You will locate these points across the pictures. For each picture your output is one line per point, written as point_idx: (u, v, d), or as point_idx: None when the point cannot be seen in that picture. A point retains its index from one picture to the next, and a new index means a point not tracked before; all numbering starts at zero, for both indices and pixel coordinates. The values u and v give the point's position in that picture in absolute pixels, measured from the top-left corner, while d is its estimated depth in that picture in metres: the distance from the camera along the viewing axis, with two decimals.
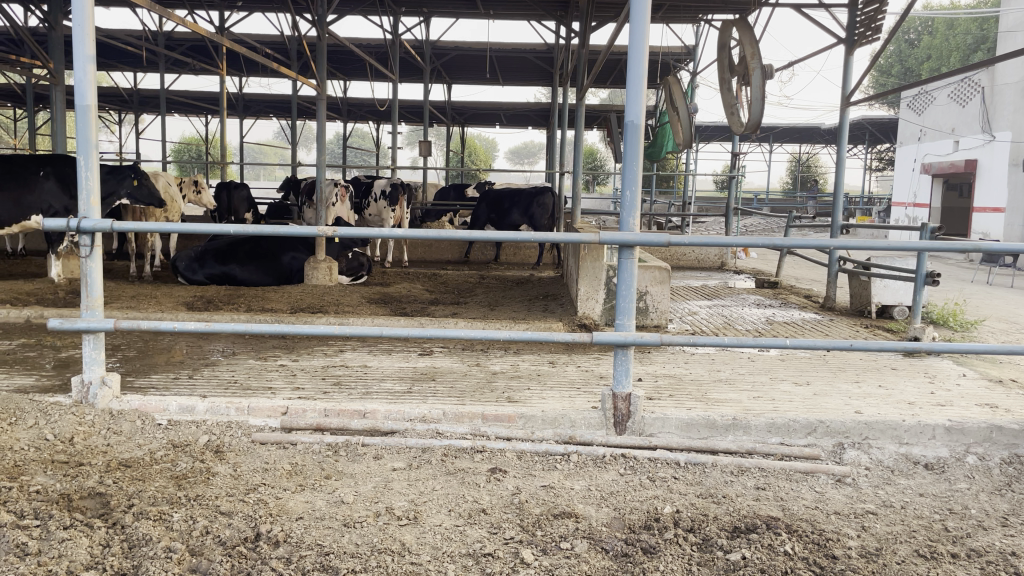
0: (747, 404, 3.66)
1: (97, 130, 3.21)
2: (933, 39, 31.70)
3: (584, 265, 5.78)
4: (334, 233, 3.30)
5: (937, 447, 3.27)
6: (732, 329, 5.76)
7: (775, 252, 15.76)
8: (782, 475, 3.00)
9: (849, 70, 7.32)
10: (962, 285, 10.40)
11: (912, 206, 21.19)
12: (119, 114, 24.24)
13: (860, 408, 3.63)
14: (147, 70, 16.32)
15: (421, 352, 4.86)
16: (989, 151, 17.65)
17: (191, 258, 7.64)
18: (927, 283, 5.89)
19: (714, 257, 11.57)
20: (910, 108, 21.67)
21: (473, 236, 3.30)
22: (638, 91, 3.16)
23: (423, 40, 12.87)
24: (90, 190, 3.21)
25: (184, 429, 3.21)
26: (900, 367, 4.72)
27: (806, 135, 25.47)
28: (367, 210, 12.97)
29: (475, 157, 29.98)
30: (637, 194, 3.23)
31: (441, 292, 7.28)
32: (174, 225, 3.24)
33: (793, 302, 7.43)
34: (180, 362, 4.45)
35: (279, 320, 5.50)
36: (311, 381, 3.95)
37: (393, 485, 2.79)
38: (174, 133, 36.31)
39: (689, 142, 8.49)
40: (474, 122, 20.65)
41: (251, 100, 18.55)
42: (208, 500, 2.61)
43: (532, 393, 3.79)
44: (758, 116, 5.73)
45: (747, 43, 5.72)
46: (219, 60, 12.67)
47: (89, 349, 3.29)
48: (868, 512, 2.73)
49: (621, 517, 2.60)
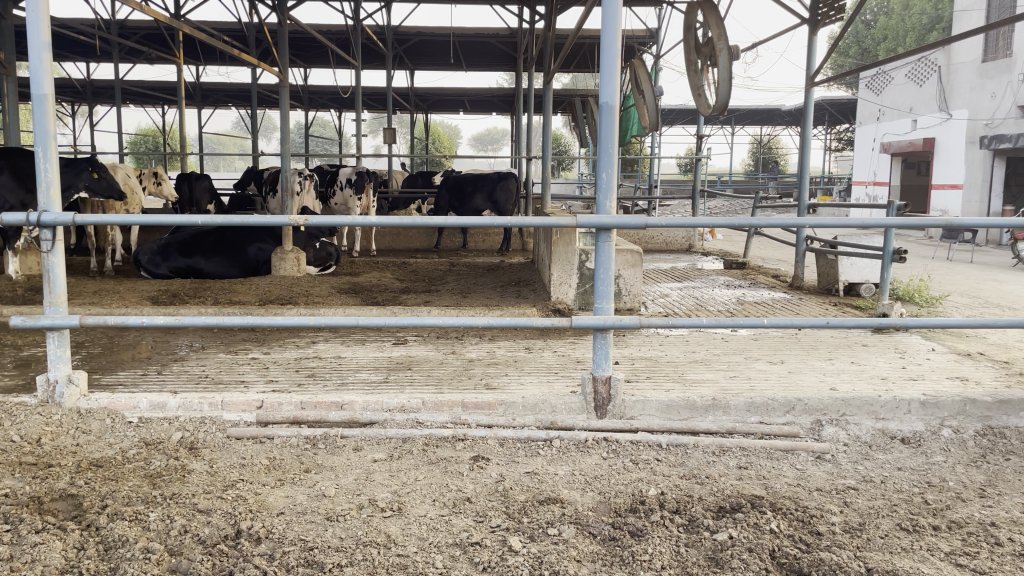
0: (724, 384, 3.68)
1: (55, 119, 3.09)
2: (889, 19, 32.07)
3: (556, 251, 5.76)
4: (305, 223, 3.22)
5: (912, 421, 3.32)
6: (704, 310, 5.80)
7: (740, 233, 15.90)
8: (763, 454, 3.01)
9: (813, 50, 7.35)
10: (924, 262, 10.58)
11: (873, 184, 21.53)
12: (71, 106, 23.57)
13: (835, 385, 3.66)
14: (100, 60, 15.90)
15: (395, 342, 4.81)
16: (946, 130, 17.97)
17: (154, 251, 7.48)
18: (894, 260, 5.95)
19: (682, 239, 11.62)
20: (868, 88, 21.94)
21: (448, 223, 3.25)
22: (612, 73, 3.13)
23: (385, 26, 12.69)
24: (50, 182, 3.09)
25: (157, 426, 3.13)
26: (871, 344, 4.77)
27: (768, 116, 25.69)
28: (332, 199, 12.82)
29: (439, 144, 29.73)
30: (612, 175, 3.20)
31: (412, 280, 7.21)
32: (140, 217, 3.14)
33: (762, 282, 7.48)
34: (148, 358, 4.34)
35: (248, 312, 5.40)
36: (284, 374, 3.89)
37: (375, 476, 2.74)
38: (129, 124, 35.52)
39: (656, 125, 8.48)
40: (437, 108, 20.47)
41: (208, 89, 18.17)
42: (184, 498, 2.54)
43: (510, 379, 3.77)
44: (725, 98, 5.74)
45: (714, 25, 5.72)
46: (175, 49, 12.36)
47: (53, 347, 3.18)
48: (849, 488, 2.75)
49: (607, 501, 2.59)
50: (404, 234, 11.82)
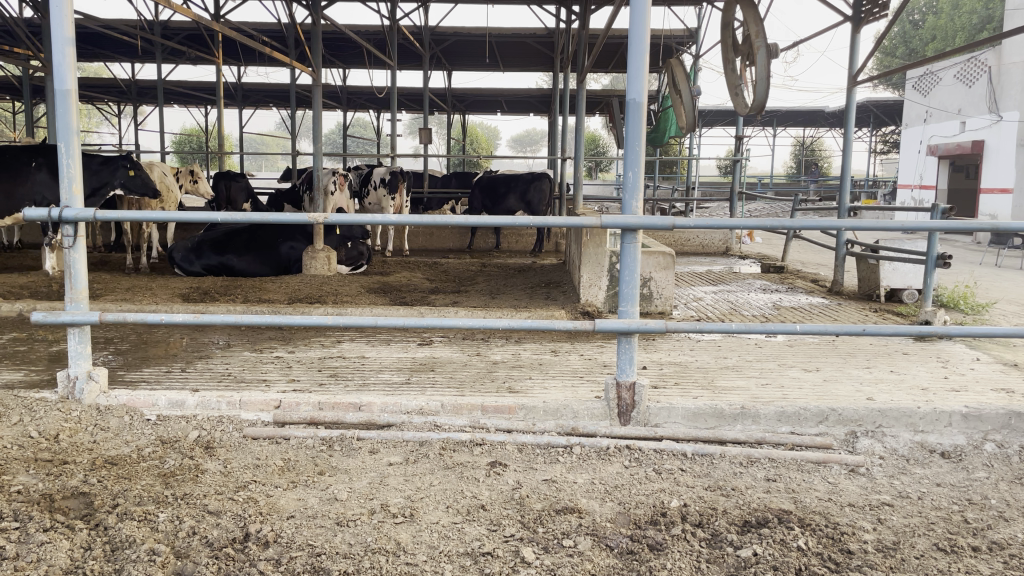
0: (755, 391, 3.55)
1: (78, 115, 3.10)
2: (938, 19, 31.29)
3: (586, 253, 5.66)
4: (324, 220, 3.18)
5: (953, 434, 3.16)
6: (738, 314, 5.65)
7: (780, 237, 15.59)
8: (792, 466, 2.89)
9: (856, 49, 7.15)
10: (971, 268, 10.22)
11: (919, 187, 21.02)
12: (117, 106, 24.00)
13: (871, 395, 3.51)
14: (143, 60, 16.17)
15: (420, 343, 4.75)
16: (996, 132, 17.44)
17: (188, 249, 7.55)
18: (938, 265, 5.73)
19: (719, 241, 11.42)
20: (915, 89, 21.41)
21: (469, 223, 3.17)
22: (640, 69, 3.03)
23: (421, 26, 12.70)
24: (72, 178, 3.10)
25: (174, 424, 3.11)
26: (912, 352, 4.60)
27: (810, 118, 25.20)
28: (367, 199, 12.86)
29: (477, 145, 29.70)
30: (639, 175, 3.09)
31: (442, 281, 7.15)
32: (160, 214, 3.12)
33: (800, 287, 7.29)
34: (174, 354, 4.35)
35: (276, 310, 5.40)
36: (307, 373, 3.85)
37: (389, 481, 2.68)
38: (172, 123, 36.18)
39: (693, 125, 8.32)
40: (475, 109, 20.45)
41: (249, 89, 18.36)
42: (195, 499, 2.50)
43: (534, 383, 3.68)
44: (763, 97, 5.59)
45: (752, 22, 5.57)
46: (214, 48, 12.49)
47: (74, 344, 3.18)
48: (883, 504, 2.61)
49: (626, 512, 2.49)
50: (437, 234, 11.82)
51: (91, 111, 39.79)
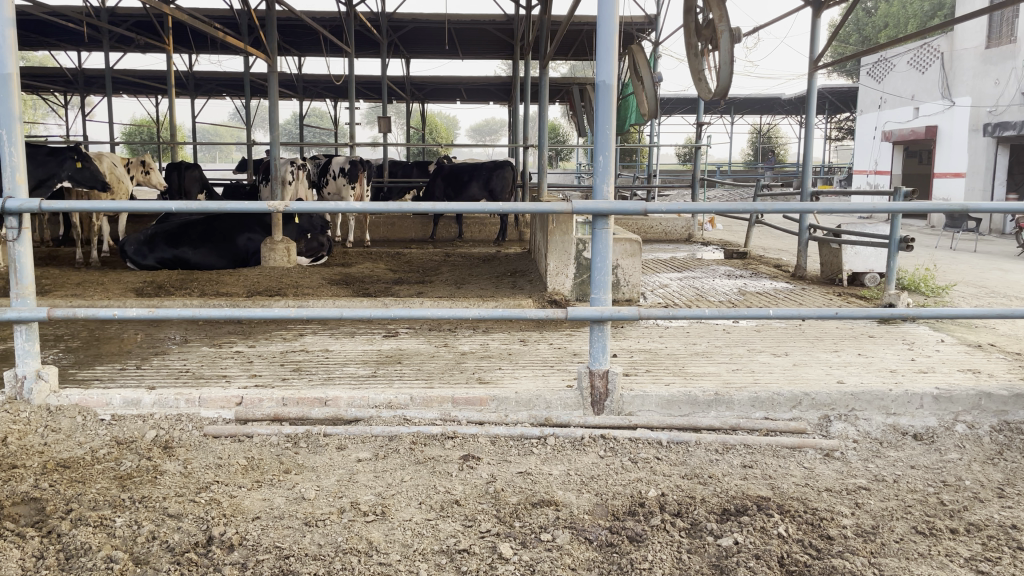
0: (728, 377, 3.53)
1: (21, 102, 2.93)
2: (890, 7, 31.80)
3: (553, 240, 5.60)
4: (285, 209, 3.05)
5: (925, 416, 3.16)
6: (704, 300, 5.64)
7: (740, 223, 15.70)
8: (768, 451, 2.86)
9: (816, 35, 7.17)
10: (929, 251, 10.37)
11: (874, 173, 21.34)
12: (64, 97, 23.29)
13: (842, 379, 3.50)
14: (91, 48, 15.70)
15: (386, 334, 4.65)
16: (949, 117, 17.79)
17: (140, 242, 7.27)
18: (901, 248, 5.76)
19: (682, 228, 11.45)
20: (870, 75, 21.72)
21: (435, 210, 3.08)
22: (609, 50, 2.95)
23: (379, 13, 12.49)
24: (15, 167, 2.92)
25: (130, 424, 2.97)
26: (878, 335, 4.62)
27: (767, 105, 25.44)
28: (325, 189, 12.64)
29: (436, 135, 29.46)
30: (610, 158, 3.02)
31: (405, 271, 7.03)
32: (112, 205, 2.97)
33: (763, 272, 7.32)
34: (129, 351, 4.19)
35: (234, 304, 5.24)
36: (269, 368, 3.73)
37: (358, 477, 2.59)
38: (121, 114, 35.28)
39: (655, 112, 8.29)
40: (434, 97, 20.25)
41: (202, 78, 17.91)
42: (155, 502, 2.38)
43: (504, 373, 3.62)
44: (727, 82, 5.57)
45: (714, 6, 5.53)
46: (164, 36, 12.14)
47: (21, 341, 3.02)
48: (860, 488, 2.60)
49: (605, 503, 2.43)
50: (399, 224, 11.68)
51: (37, 101, 38.59)
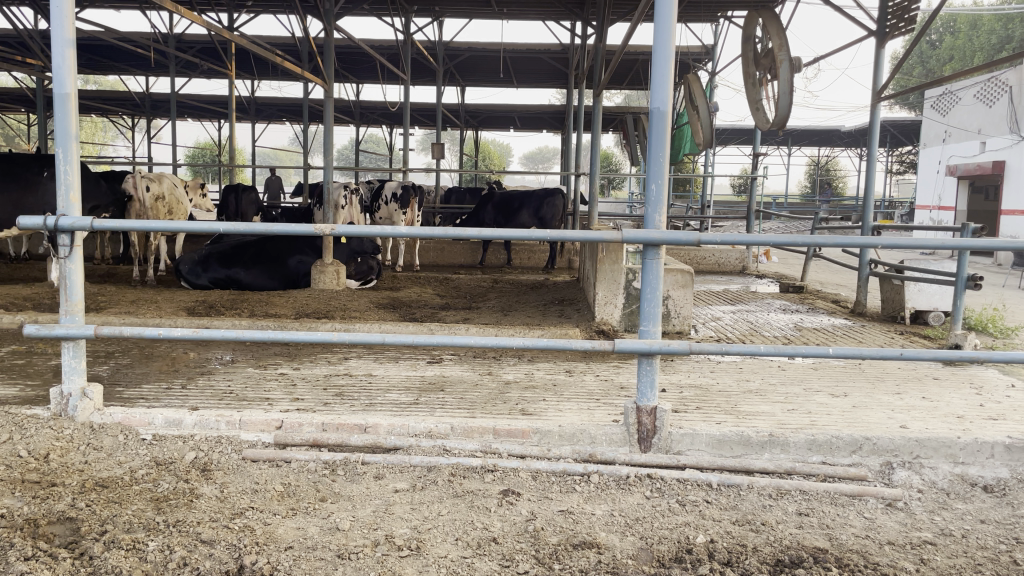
0: (782, 417, 3.37)
1: (78, 122, 2.98)
2: (956, 40, 31.16)
3: (602, 270, 5.51)
4: (332, 232, 3.03)
5: (996, 466, 2.96)
6: (758, 335, 5.46)
7: (796, 256, 15.37)
8: (825, 499, 2.70)
9: (880, 65, 6.97)
10: (996, 291, 9.98)
11: (937, 209, 20.72)
12: (132, 121, 24.04)
13: (906, 423, 3.31)
14: (158, 73, 16.22)
15: (430, 360, 4.59)
16: (1018, 152, 17.24)
17: (195, 262, 7.46)
18: (968, 286, 5.51)
19: (736, 260, 11.23)
20: (934, 109, 21.21)
21: (483, 235, 3.01)
22: (665, 76, 2.87)
23: (436, 41, 12.63)
24: (69, 185, 2.96)
25: (170, 445, 2.95)
26: (943, 377, 4.40)
27: (826, 137, 25.00)
28: (378, 213, 12.75)
29: (489, 162, 29.61)
30: (663, 187, 2.92)
31: (453, 297, 7.00)
32: (160, 224, 2.98)
33: (821, 307, 7.10)
34: (176, 370, 4.21)
35: (282, 326, 5.25)
36: (311, 392, 3.69)
37: (395, 509, 2.51)
38: (185, 138, 36.28)
39: (710, 142, 8.16)
40: (488, 125, 20.38)
41: (262, 103, 18.33)
42: (188, 526, 2.34)
43: (548, 405, 3.52)
44: (785, 112, 5.43)
45: (774, 35, 5.42)
46: (227, 61, 12.45)
47: (68, 358, 3.04)
48: (925, 542, 2.42)
49: (649, 548, 2.31)
50: (449, 249, 11.70)
51: (107, 125, 40.04)
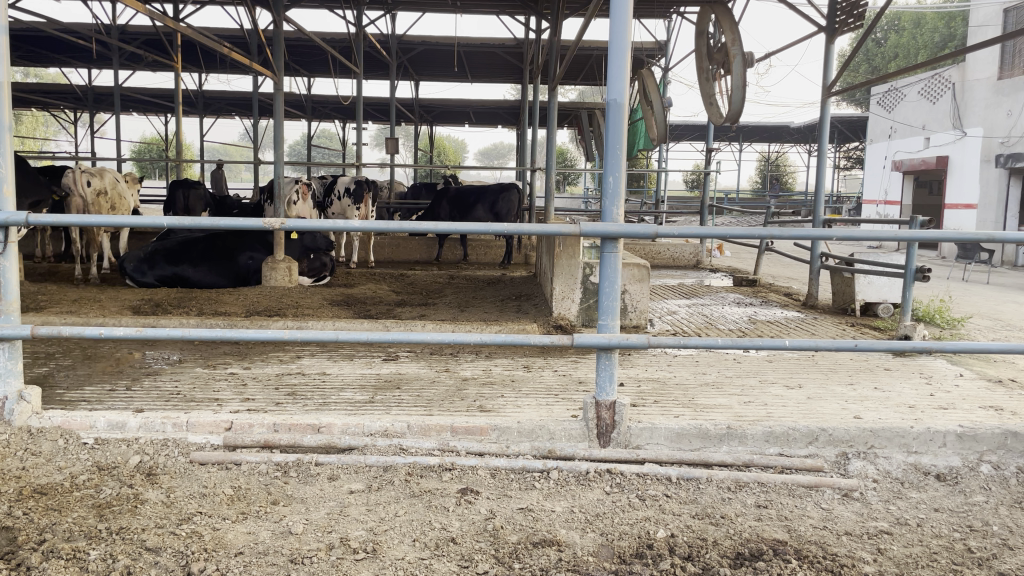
0: (739, 410, 3.38)
1: (12, 112, 2.84)
2: (900, 38, 32.05)
3: (559, 264, 5.49)
4: (282, 226, 2.94)
5: (948, 455, 3.00)
6: (714, 329, 5.49)
7: (748, 250, 15.56)
8: (783, 490, 2.71)
9: (829, 61, 7.07)
10: (942, 282, 10.22)
11: (884, 203, 21.18)
12: (74, 116, 23.34)
13: (860, 414, 3.34)
14: (101, 65, 15.75)
15: (385, 358, 4.51)
16: (960, 148, 17.70)
17: (140, 259, 7.25)
18: (916, 278, 5.60)
19: (690, 254, 11.34)
20: (880, 105, 21.65)
21: (437, 229, 2.93)
22: (621, 68, 2.83)
23: (389, 34, 12.48)
24: (3, 178, 2.82)
25: (113, 449, 2.84)
26: (894, 368, 4.48)
27: (776, 133, 25.39)
28: (330, 209, 12.56)
29: (445, 157, 29.47)
30: (620, 180, 2.89)
31: (408, 293, 6.91)
32: (100, 219, 2.85)
33: (773, 300, 7.19)
34: (120, 371, 4.06)
35: (232, 324, 5.12)
36: (263, 392, 3.59)
37: (350, 511, 2.45)
38: (131, 132, 35.41)
39: (664, 137, 8.19)
40: (442, 120, 20.26)
41: (211, 97, 17.94)
42: (132, 534, 2.24)
43: (506, 401, 3.48)
44: (739, 107, 5.45)
45: (727, 30, 5.43)
46: (173, 53, 12.13)
47: (4, 360, 2.89)
48: (882, 531, 2.44)
49: (610, 544, 2.29)
50: (405, 245, 11.59)
51: (50, 119, 38.91)
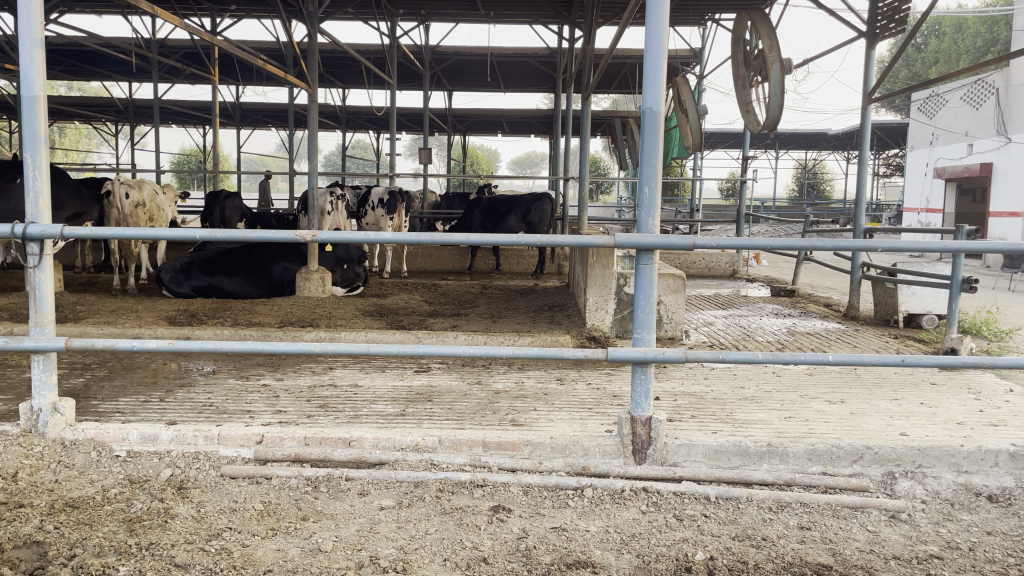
0: (779, 426, 3.28)
1: (48, 125, 2.86)
2: (941, 43, 31.49)
3: (593, 274, 5.43)
4: (314, 238, 2.91)
5: (1001, 475, 2.88)
6: (752, 341, 5.37)
7: (785, 260, 15.33)
8: (827, 512, 2.61)
9: (870, 67, 6.92)
10: (988, 293, 9.93)
11: (926, 211, 20.75)
12: (116, 129, 23.84)
13: (906, 431, 3.23)
14: (141, 79, 16.04)
15: (417, 369, 4.48)
16: (1005, 154, 17.27)
17: (177, 269, 7.34)
18: (963, 288, 5.42)
19: (726, 264, 11.19)
20: (921, 111, 21.25)
21: (471, 241, 2.88)
22: (657, 75, 2.77)
23: (422, 45, 12.53)
24: (39, 192, 2.84)
25: (145, 462, 2.83)
26: (940, 382, 4.33)
27: (813, 140, 25.05)
28: (364, 219, 12.60)
29: (478, 167, 29.56)
30: (656, 190, 2.83)
31: (441, 303, 6.89)
32: (134, 231, 2.86)
33: (813, 311, 7.03)
34: (155, 382, 4.08)
35: (265, 335, 5.14)
36: (295, 404, 3.57)
37: (380, 528, 2.40)
38: (171, 144, 36.08)
39: (699, 145, 8.08)
40: (475, 130, 20.30)
41: (247, 109, 18.17)
42: (161, 549, 2.22)
43: (539, 415, 3.41)
44: (777, 114, 5.35)
45: (765, 36, 5.34)
46: (211, 66, 12.29)
47: (38, 372, 2.91)
48: (932, 556, 2.33)
49: (646, 567, 2.21)
50: (438, 256, 11.60)
51: (92, 132, 39.90)
